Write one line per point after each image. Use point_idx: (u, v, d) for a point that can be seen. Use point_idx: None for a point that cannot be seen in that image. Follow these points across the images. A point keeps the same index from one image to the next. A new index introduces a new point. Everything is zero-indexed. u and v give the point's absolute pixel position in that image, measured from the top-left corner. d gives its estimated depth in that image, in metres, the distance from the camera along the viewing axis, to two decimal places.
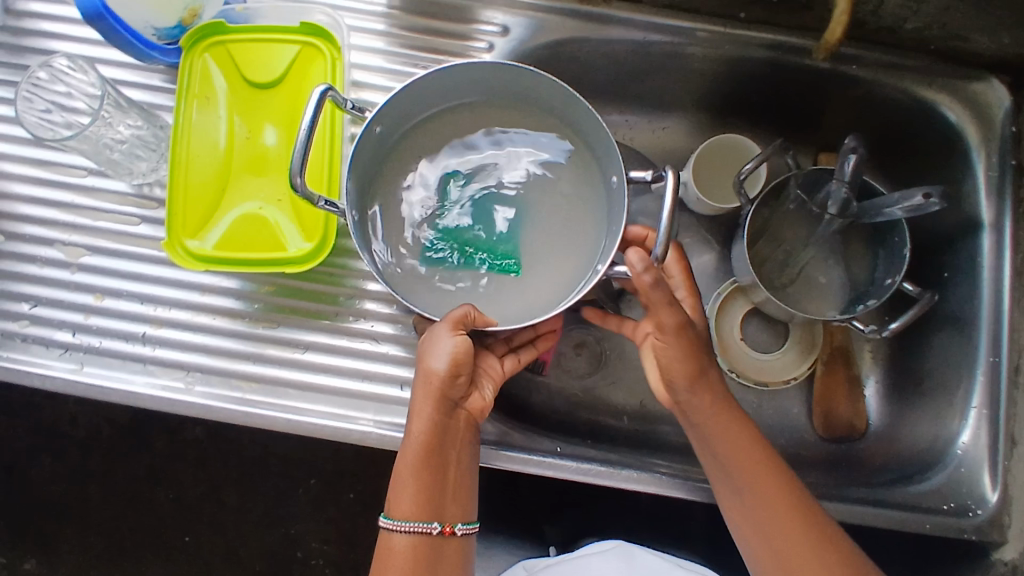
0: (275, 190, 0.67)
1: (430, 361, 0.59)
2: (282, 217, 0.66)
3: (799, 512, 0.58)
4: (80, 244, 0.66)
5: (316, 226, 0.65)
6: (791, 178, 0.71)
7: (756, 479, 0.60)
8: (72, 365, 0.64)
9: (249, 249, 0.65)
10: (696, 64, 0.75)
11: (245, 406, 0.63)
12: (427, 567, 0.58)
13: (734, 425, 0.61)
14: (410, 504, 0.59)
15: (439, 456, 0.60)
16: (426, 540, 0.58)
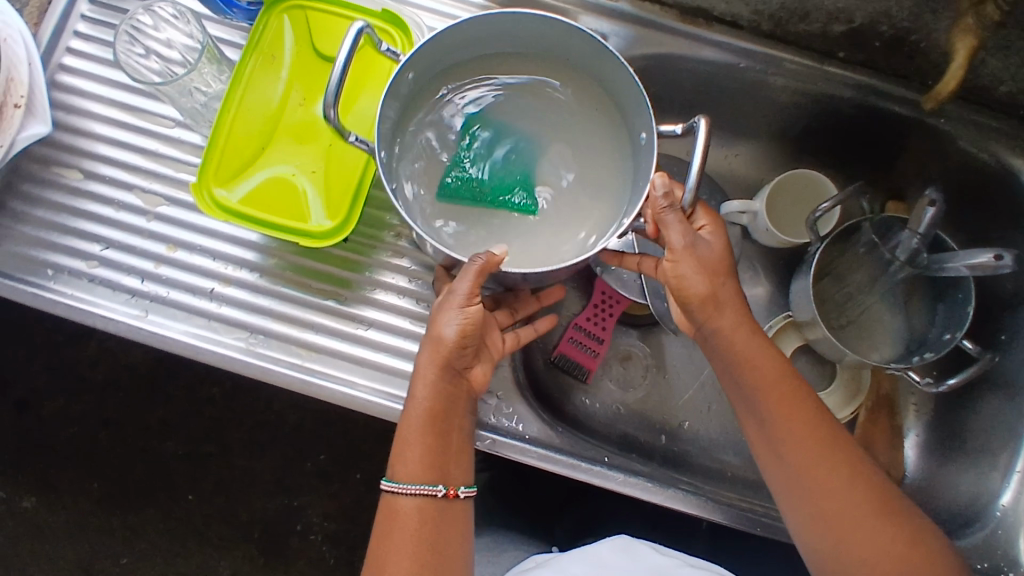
0: (313, 162, 0.65)
1: (440, 327, 0.58)
2: (312, 189, 0.65)
3: (838, 464, 0.58)
4: (159, 193, 0.67)
5: (344, 204, 0.64)
6: (865, 222, 0.73)
7: (792, 428, 0.59)
8: (137, 311, 0.63)
9: (271, 210, 0.64)
10: (778, 96, 0.75)
11: (302, 374, 0.63)
12: (432, 529, 0.57)
13: (770, 371, 0.61)
14: (417, 465, 0.58)
15: (445, 424, 0.58)
16: (432, 503, 0.58)
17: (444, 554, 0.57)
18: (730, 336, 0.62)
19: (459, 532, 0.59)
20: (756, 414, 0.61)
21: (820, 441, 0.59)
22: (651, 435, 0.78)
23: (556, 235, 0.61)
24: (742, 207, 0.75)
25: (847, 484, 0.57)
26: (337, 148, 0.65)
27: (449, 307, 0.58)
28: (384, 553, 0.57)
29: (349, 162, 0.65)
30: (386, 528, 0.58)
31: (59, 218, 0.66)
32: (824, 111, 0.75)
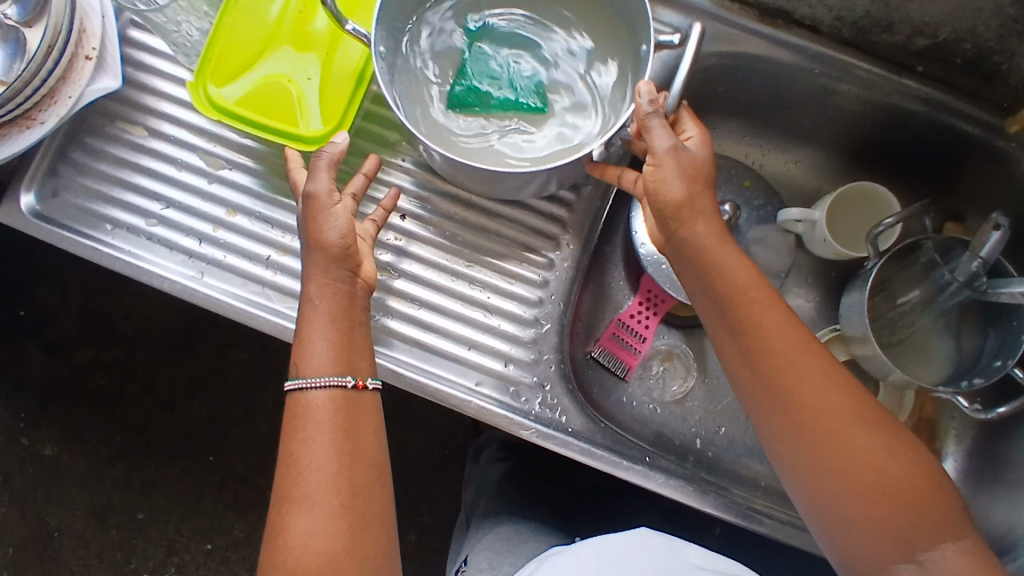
0: (310, 68, 0.61)
1: (320, 229, 0.55)
2: (308, 94, 0.60)
3: (816, 371, 0.55)
4: (222, 157, 0.66)
5: (339, 110, 0.60)
6: (927, 241, 0.71)
7: (765, 336, 0.55)
8: (192, 272, 0.63)
9: (268, 109, 0.60)
10: (846, 106, 0.74)
11: None
12: (348, 420, 0.53)
13: (742, 277, 0.57)
14: (326, 362, 0.54)
15: (349, 327, 0.55)
16: (343, 394, 0.54)
17: (358, 447, 0.53)
18: (702, 243, 0.58)
19: (371, 421, 0.55)
20: (732, 325, 0.57)
21: (796, 350, 0.55)
22: (685, 437, 0.77)
23: (538, 155, 0.61)
24: (801, 215, 0.75)
25: (823, 390, 0.54)
26: (335, 54, 0.61)
27: (331, 206, 0.56)
28: (300, 454, 0.52)
29: (349, 69, 0.61)
30: (296, 426, 0.53)
31: (122, 174, 0.66)
32: (893, 124, 0.74)
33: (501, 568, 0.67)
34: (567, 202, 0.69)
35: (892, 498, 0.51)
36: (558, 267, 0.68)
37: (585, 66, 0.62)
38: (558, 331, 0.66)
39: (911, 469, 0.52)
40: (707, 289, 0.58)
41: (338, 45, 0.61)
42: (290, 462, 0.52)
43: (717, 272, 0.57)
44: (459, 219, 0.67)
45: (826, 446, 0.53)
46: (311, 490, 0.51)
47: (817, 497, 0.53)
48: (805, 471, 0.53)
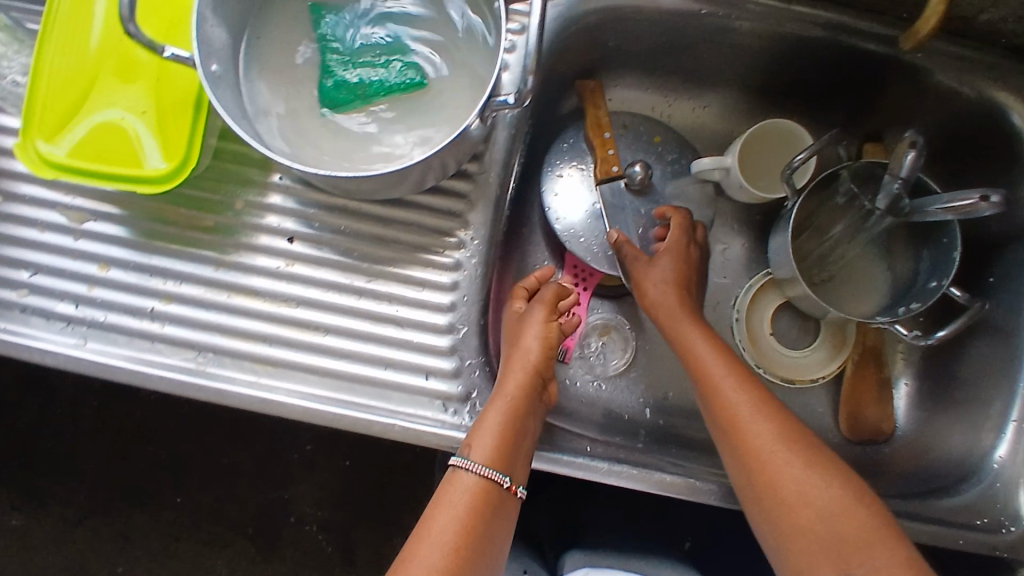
0: (141, 100, 0.55)
1: (528, 341, 0.62)
2: (144, 130, 0.55)
3: (753, 402, 0.55)
4: (84, 208, 0.61)
5: (181, 142, 0.54)
6: (843, 171, 0.68)
7: (708, 374, 0.58)
8: (74, 340, 0.59)
9: (101, 153, 0.54)
10: (746, 43, 0.69)
11: (259, 390, 0.58)
12: (486, 514, 0.54)
13: (700, 338, 0.61)
14: (485, 446, 0.55)
15: (517, 428, 0.57)
16: (492, 488, 0.54)
17: (487, 552, 0.52)
18: (669, 310, 0.65)
19: (497, 527, 0.54)
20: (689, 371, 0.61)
21: (738, 388, 0.56)
22: (635, 411, 0.75)
23: (415, 147, 0.56)
24: (713, 163, 0.71)
25: (759, 423, 0.54)
26: (165, 80, 0.55)
27: (532, 323, 0.63)
28: (425, 529, 0.52)
29: (185, 95, 0.55)
30: (439, 503, 0.53)
31: None
32: (794, 53, 0.70)
33: None
34: (465, 195, 0.64)
35: (823, 523, 0.49)
36: (466, 266, 0.63)
37: (452, 44, 0.57)
38: (477, 333, 0.62)
39: (847, 503, 0.49)
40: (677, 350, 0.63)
41: (165, 70, 0.55)
42: (419, 537, 0.52)
43: (676, 333, 0.63)
44: (351, 231, 0.62)
45: (759, 472, 0.52)
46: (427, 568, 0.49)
47: (762, 525, 0.52)
48: (749, 500, 0.53)
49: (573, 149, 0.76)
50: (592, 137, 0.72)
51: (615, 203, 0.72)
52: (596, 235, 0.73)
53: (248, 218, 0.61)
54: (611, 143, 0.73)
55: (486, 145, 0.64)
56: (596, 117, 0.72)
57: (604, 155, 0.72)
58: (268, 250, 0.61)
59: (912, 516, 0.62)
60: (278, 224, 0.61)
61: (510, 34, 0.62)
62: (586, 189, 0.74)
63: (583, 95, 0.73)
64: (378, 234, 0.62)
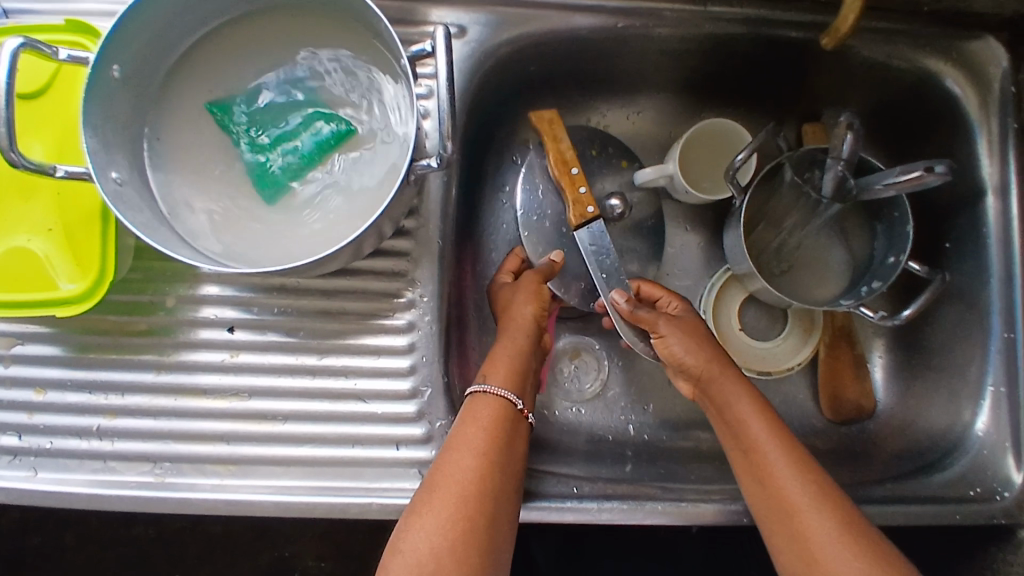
0: (44, 218, 0.52)
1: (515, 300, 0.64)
2: (53, 250, 0.52)
3: (810, 489, 0.53)
4: (9, 332, 0.58)
5: (93, 259, 0.52)
6: (786, 162, 0.67)
7: (761, 450, 0.55)
8: (25, 471, 0.56)
9: (9, 281, 0.52)
10: (670, 47, 0.68)
11: (224, 494, 0.56)
12: (503, 430, 0.55)
13: (747, 403, 0.58)
14: (502, 373, 0.58)
15: (523, 361, 0.60)
16: (508, 408, 0.56)
17: (510, 461, 0.53)
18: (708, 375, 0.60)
19: (516, 448, 0.55)
20: (738, 442, 0.57)
21: (796, 475, 0.53)
22: (617, 431, 0.74)
23: (342, 217, 0.54)
24: (655, 172, 0.70)
25: (821, 518, 0.51)
26: (68, 193, 0.52)
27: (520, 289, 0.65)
28: (446, 450, 0.53)
29: (91, 206, 0.52)
30: (463, 415, 0.55)
31: None
32: (718, 52, 0.68)
33: None
34: (407, 253, 0.62)
35: None
36: (420, 325, 0.61)
37: (366, 106, 0.55)
38: (443, 392, 0.60)
39: None
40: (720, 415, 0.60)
41: (65, 185, 0.52)
42: (446, 451, 0.53)
43: (718, 400, 0.60)
44: (294, 310, 0.60)
45: (815, 567, 0.50)
46: (453, 481, 0.50)
47: None
48: None
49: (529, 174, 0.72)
50: (559, 175, 0.68)
51: (597, 243, 0.66)
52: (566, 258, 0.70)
53: (184, 315, 0.59)
54: (581, 179, 0.68)
55: (419, 197, 0.62)
56: (560, 152, 0.68)
57: (576, 195, 0.67)
58: (210, 344, 0.58)
59: (907, 500, 0.61)
60: (216, 315, 0.59)
61: (424, 82, 0.61)
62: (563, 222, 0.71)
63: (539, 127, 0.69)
64: (324, 308, 0.60)
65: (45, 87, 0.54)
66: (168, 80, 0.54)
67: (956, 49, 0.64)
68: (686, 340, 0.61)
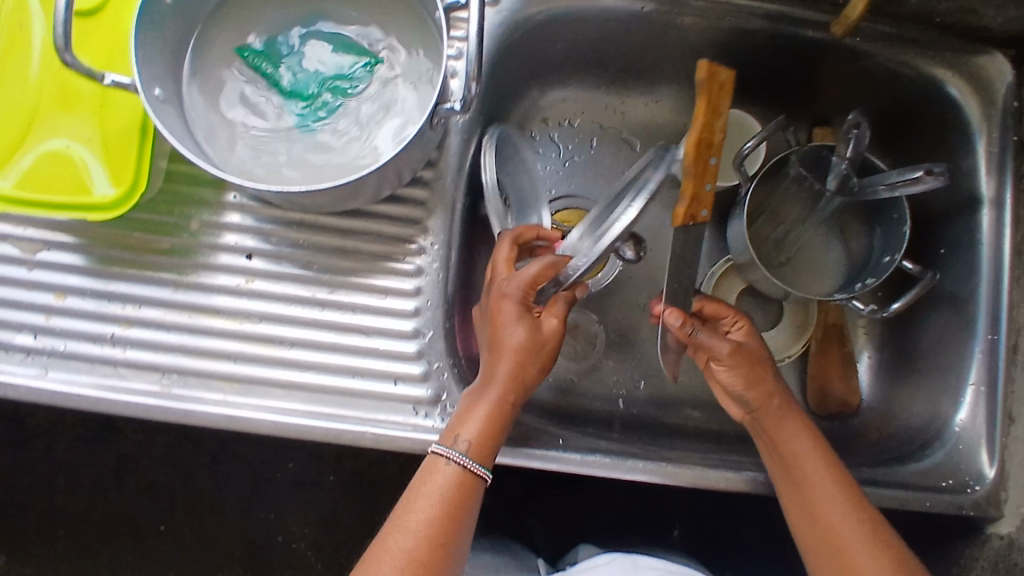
0: (87, 128, 0.55)
1: (503, 337, 0.57)
2: (92, 159, 0.55)
3: (864, 532, 0.54)
4: (36, 238, 0.60)
5: (128, 168, 0.54)
6: (793, 155, 0.69)
7: (816, 489, 0.56)
8: (36, 370, 0.58)
9: (48, 185, 0.54)
10: (692, 37, 0.71)
11: (226, 408, 0.58)
12: (455, 505, 0.54)
13: (803, 441, 0.58)
14: (474, 436, 0.55)
15: (500, 421, 0.56)
16: (470, 480, 0.54)
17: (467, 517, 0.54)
18: (766, 410, 0.60)
19: (466, 517, 0.54)
20: (791, 478, 0.57)
21: (855, 524, 0.54)
22: (608, 401, 0.76)
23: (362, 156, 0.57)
24: None
25: (874, 562, 0.52)
26: (110, 107, 0.55)
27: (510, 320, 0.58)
28: (395, 523, 0.53)
29: (129, 118, 0.55)
30: (417, 482, 0.55)
31: None
32: (738, 46, 0.71)
33: None
34: (422, 202, 0.64)
35: None
36: (428, 271, 0.63)
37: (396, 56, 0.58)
38: (443, 336, 0.62)
39: None
40: (771, 448, 0.59)
41: (109, 99, 0.56)
42: (394, 525, 0.53)
43: (775, 440, 0.59)
44: (310, 244, 0.62)
45: None
46: (395, 564, 0.51)
47: None
48: None
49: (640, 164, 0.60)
50: (694, 158, 0.52)
51: (684, 254, 0.57)
52: None
53: (206, 238, 0.61)
54: (712, 172, 0.54)
55: (439, 150, 0.65)
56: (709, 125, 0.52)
57: (699, 192, 0.54)
58: (227, 268, 0.61)
59: (881, 483, 0.63)
60: (237, 242, 0.62)
61: (455, 44, 0.63)
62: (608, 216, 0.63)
63: (703, 81, 0.51)
64: (338, 246, 0.63)
65: (97, 9, 0.57)
66: (213, 16, 0.57)
67: (963, 61, 0.67)
68: (746, 373, 0.60)
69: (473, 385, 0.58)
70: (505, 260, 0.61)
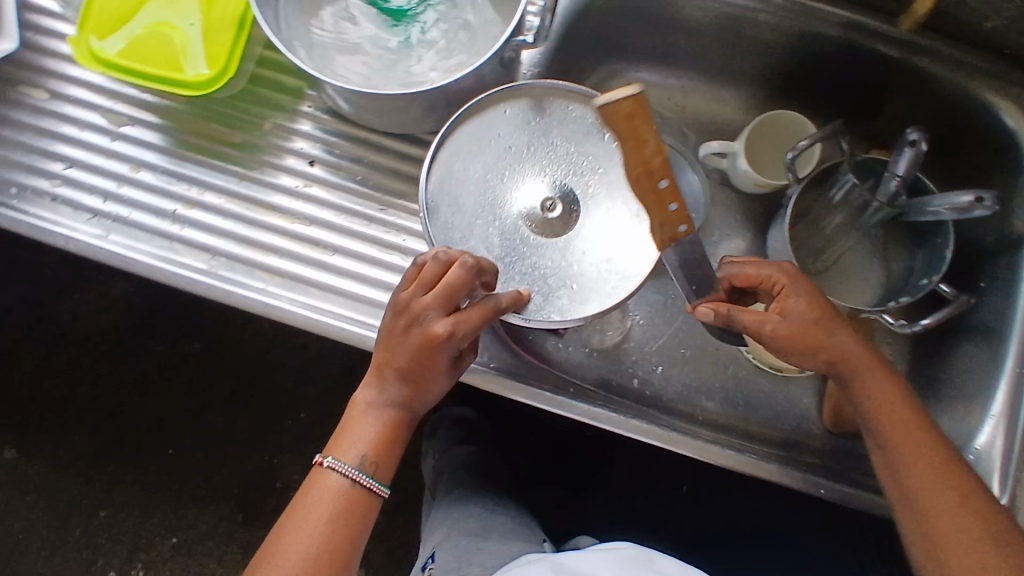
0: (192, 13, 0.60)
1: (412, 366, 0.54)
2: (190, 41, 0.59)
3: (951, 497, 0.54)
4: (123, 114, 0.66)
5: (223, 54, 0.59)
6: (844, 163, 0.70)
7: (906, 452, 0.56)
8: (98, 231, 0.62)
9: (147, 58, 0.59)
10: (762, 36, 0.73)
11: (264, 296, 0.60)
12: (346, 518, 0.56)
13: (892, 399, 0.58)
14: (369, 447, 0.56)
15: (398, 432, 0.57)
16: (359, 493, 0.56)
17: (359, 540, 0.56)
18: (858, 366, 0.58)
19: (358, 528, 0.56)
20: (879, 442, 0.58)
21: (945, 488, 0.54)
22: (624, 379, 0.76)
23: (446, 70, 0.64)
24: (722, 147, 0.75)
25: (962, 527, 0.53)
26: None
27: (431, 356, 0.54)
28: (286, 535, 0.55)
29: (229, 11, 0.59)
30: (304, 500, 0.56)
31: (35, 141, 0.64)
32: (805, 52, 0.73)
33: (469, 568, 0.64)
34: None
35: None
36: None
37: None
38: None
39: None
40: (860, 408, 0.59)
41: None
42: (283, 537, 0.54)
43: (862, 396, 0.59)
44: (371, 163, 0.66)
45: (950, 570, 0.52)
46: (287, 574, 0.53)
47: None
48: None
49: (521, 120, 0.64)
50: (642, 190, 0.48)
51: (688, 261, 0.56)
52: (546, 256, 0.61)
53: (275, 140, 0.66)
54: (671, 193, 0.49)
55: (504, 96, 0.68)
56: (640, 159, 0.46)
57: (665, 215, 0.51)
58: (291, 170, 0.65)
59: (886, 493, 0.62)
60: (303, 149, 0.66)
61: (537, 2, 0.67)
62: (513, 184, 0.62)
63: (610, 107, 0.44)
64: (394, 169, 0.66)
65: None
66: None
67: None
68: (802, 352, 0.58)
69: (377, 390, 0.57)
70: (454, 299, 0.54)
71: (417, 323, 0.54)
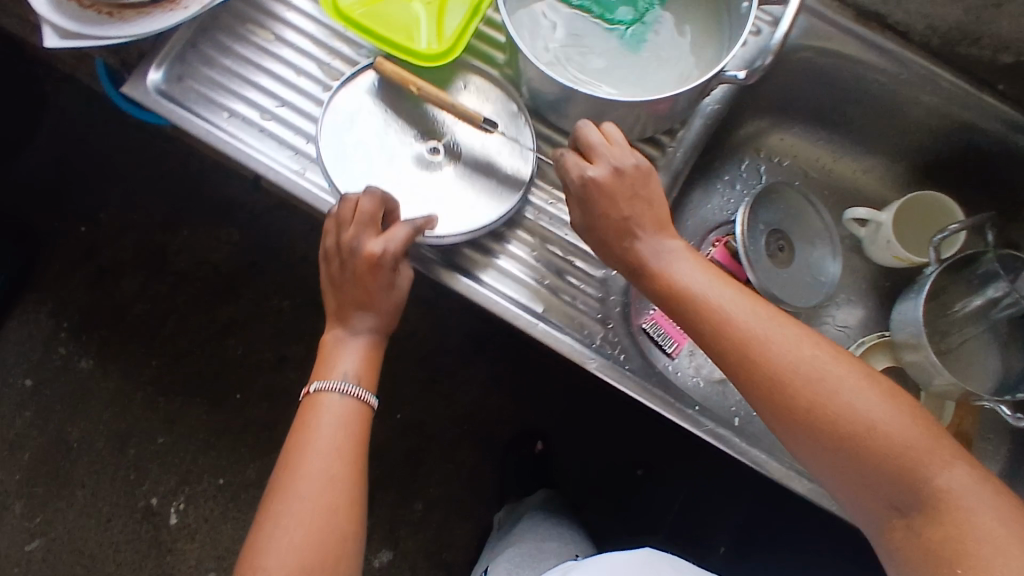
0: None
1: (353, 289, 0.62)
2: (423, 16, 0.65)
3: (779, 332, 0.52)
4: (339, 71, 0.72)
5: (452, 34, 0.64)
6: (990, 253, 0.74)
7: (714, 317, 0.54)
8: (297, 167, 0.67)
9: (384, 21, 0.64)
10: (925, 118, 0.76)
11: (435, 257, 0.67)
12: (356, 419, 0.61)
13: (689, 268, 0.56)
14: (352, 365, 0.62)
15: (369, 349, 0.63)
16: (360, 399, 0.61)
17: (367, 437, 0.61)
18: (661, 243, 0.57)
19: (364, 427, 0.61)
20: (694, 324, 0.55)
21: (766, 326, 0.53)
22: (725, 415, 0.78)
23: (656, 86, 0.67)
24: (868, 215, 0.78)
25: (798, 355, 0.51)
26: None
27: (372, 277, 0.61)
28: (301, 448, 0.58)
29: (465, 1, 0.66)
30: (310, 419, 0.60)
31: (251, 75, 0.70)
32: (962, 141, 0.77)
33: None
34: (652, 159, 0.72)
35: (894, 437, 0.48)
36: None
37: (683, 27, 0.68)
38: None
39: (902, 416, 0.49)
40: (666, 298, 0.56)
41: None
42: (300, 452, 0.58)
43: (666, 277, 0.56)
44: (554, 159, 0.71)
45: (809, 412, 0.50)
46: (313, 483, 0.56)
47: (826, 463, 0.50)
48: (805, 445, 0.50)
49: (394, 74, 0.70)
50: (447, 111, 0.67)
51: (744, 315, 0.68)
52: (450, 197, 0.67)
53: None
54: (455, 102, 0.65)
55: (683, 124, 0.72)
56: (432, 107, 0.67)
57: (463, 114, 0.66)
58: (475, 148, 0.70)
59: None
60: None
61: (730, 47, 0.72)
62: (401, 132, 0.68)
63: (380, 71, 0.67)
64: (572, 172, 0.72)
65: None
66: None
67: None
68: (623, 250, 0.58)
69: (338, 324, 0.64)
70: (377, 222, 0.62)
71: (350, 252, 0.61)
